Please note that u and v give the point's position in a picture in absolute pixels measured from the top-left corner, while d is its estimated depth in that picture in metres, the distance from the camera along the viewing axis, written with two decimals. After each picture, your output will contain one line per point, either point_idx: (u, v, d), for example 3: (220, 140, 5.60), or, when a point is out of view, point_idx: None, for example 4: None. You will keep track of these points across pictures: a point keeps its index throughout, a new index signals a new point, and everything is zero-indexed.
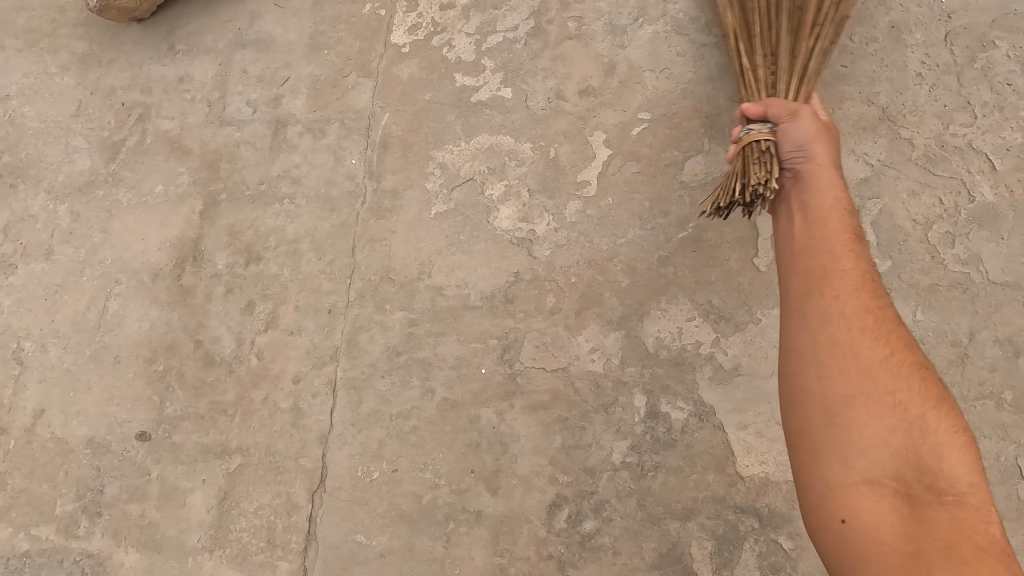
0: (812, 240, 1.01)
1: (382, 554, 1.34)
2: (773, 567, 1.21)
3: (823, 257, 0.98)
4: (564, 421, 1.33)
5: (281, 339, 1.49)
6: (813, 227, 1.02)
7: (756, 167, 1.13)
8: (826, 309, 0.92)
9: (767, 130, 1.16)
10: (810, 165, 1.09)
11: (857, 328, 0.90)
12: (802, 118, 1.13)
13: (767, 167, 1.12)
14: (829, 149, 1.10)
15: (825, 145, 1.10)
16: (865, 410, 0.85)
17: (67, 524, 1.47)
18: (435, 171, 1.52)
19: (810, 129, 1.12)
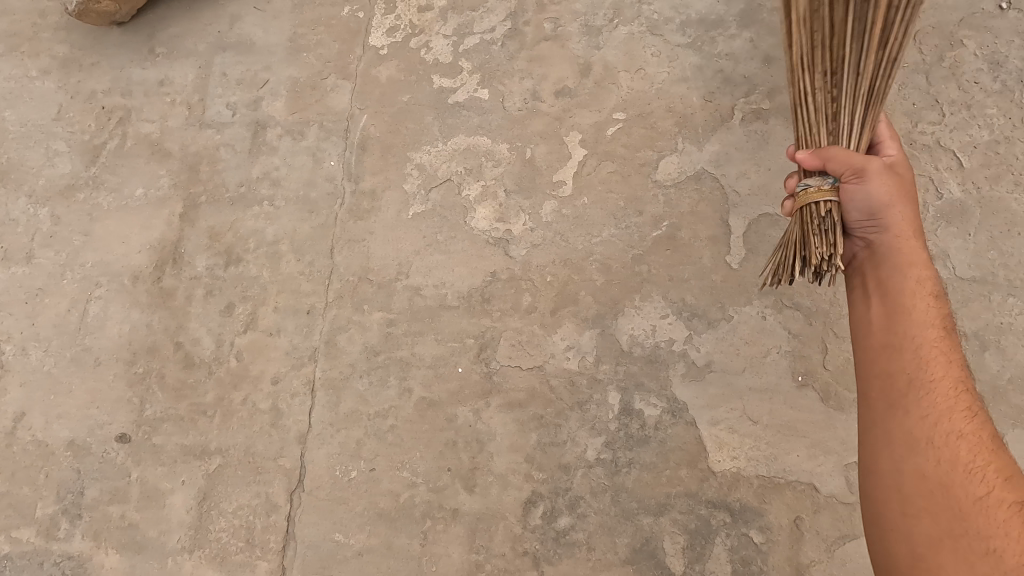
0: (897, 337, 0.89)
1: (360, 553, 1.35)
2: (745, 561, 1.23)
3: (909, 364, 0.87)
4: (540, 419, 1.35)
5: (261, 340, 1.50)
6: (892, 324, 0.91)
7: (817, 239, 1.01)
8: (913, 431, 0.83)
9: (828, 184, 0.99)
10: (886, 237, 0.96)
11: (945, 457, 0.81)
12: (868, 175, 0.95)
13: (829, 237, 1.00)
14: (906, 210, 0.95)
15: (902, 208, 0.95)
16: (955, 556, 0.76)
17: (48, 527, 1.47)
18: (413, 171, 1.53)
19: (882, 186, 0.95)
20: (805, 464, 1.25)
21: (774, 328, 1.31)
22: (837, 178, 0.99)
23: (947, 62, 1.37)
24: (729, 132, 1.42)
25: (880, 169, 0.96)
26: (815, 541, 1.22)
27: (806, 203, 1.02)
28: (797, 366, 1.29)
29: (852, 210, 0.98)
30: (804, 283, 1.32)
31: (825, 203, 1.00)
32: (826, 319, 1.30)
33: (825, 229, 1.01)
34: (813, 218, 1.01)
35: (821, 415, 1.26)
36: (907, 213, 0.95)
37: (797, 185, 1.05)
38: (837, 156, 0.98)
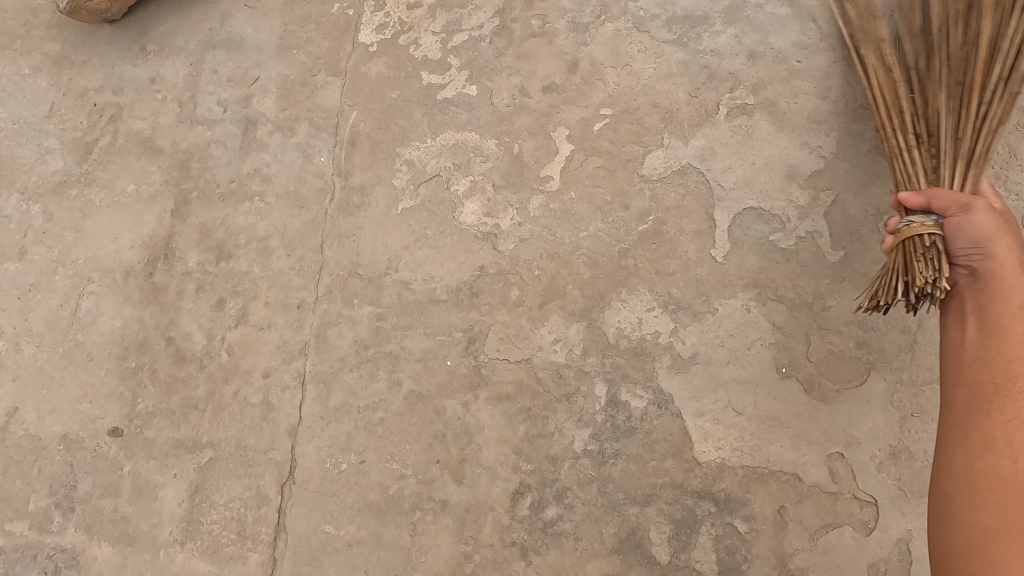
0: (990, 353, 0.98)
1: (351, 544, 1.37)
2: (729, 550, 1.24)
3: (1001, 374, 0.96)
4: (527, 411, 1.36)
5: (252, 335, 1.51)
6: (989, 341, 0.99)
7: (922, 265, 1.08)
8: (995, 435, 0.92)
9: (931, 222, 1.09)
10: (991, 266, 1.04)
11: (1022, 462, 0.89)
12: (974, 210, 1.06)
13: (935, 265, 1.07)
14: (1008, 245, 1.04)
15: (1007, 243, 1.04)
16: (1017, 547, 0.84)
17: (41, 520, 1.49)
18: (402, 167, 1.54)
19: (989, 221, 1.05)
20: (789, 454, 1.26)
21: (758, 320, 1.33)
22: (941, 215, 1.10)
23: None
24: (714, 127, 1.44)
25: (985, 208, 1.06)
26: (798, 530, 1.23)
27: (909, 235, 1.11)
28: (781, 357, 1.30)
29: (954, 243, 1.08)
30: (788, 276, 1.34)
31: (928, 235, 1.09)
32: (809, 311, 1.32)
33: (928, 257, 1.08)
34: (918, 249, 1.09)
35: (805, 406, 1.28)
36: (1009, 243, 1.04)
37: (899, 221, 1.14)
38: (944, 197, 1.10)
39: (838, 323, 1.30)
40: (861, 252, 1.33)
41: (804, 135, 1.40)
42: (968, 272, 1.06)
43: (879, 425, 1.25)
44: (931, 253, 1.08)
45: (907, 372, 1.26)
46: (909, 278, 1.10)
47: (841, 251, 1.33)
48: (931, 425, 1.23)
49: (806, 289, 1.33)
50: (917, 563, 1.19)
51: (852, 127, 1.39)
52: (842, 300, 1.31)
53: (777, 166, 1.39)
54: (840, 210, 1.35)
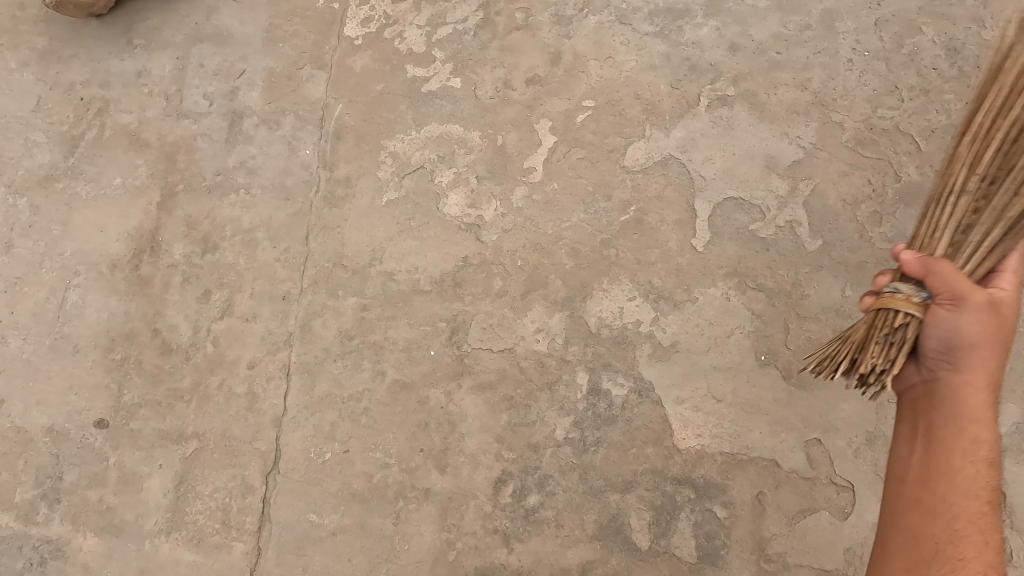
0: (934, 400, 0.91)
1: (335, 533, 1.38)
2: (709, 536, 1.26)
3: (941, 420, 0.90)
4: (510, 400, 1.37)
5: (237, 326, 1.52)
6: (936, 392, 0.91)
7: (875, 351, 0.95)
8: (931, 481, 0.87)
9: (919, 298, 0.91)
10: (955, 378, 0.90)
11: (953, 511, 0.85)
12: (964, 308, 0.87)
13: (889, 355, 0.94)
14: (987, 356, 0.88)
15: (984, 354, 0.88)
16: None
17: (27, 511, 1.49)
18: (387, 159, 1.55)
19: (976, 324, 0.88)
20: (767, 440, 1.28)
21: (738, 309, 1.34)
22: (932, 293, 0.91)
23: (906, 49, 1.41)
24: (695, 119, 1.45)
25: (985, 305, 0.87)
26: (777, 516, 1.24)
27: (885, 306, 0.94)
28: (760, 345, 1.32)
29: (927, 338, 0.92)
30: (768, 265, 1.35)
31: (905, 317, 0.92)
32: (788, 299, 1.33)
33: (889, 339, 0.94)
34: (884, 327, 0.94)
35: (784, 393, 1.29)
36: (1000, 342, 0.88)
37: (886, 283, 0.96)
38: (947, 271, 0.89)
39: (817, 311, 1.32)
40: (839, 241, 1.34)
41: (783, 126, 1.41)
42: (928, 376, 0.93)
43: (856, 411, 1.26)
44: (890, 334, 0.94)
45: None
46: (862, 356, 0.97)
47: (820, 240, 1.35)
48: None
49: (785, 277, 1.34)
50: None
51: (831, 118, 1.40)
52: (820, 288, 1.32)
53: (758, 157, 1.41)
54: (819, 199, 1.36)
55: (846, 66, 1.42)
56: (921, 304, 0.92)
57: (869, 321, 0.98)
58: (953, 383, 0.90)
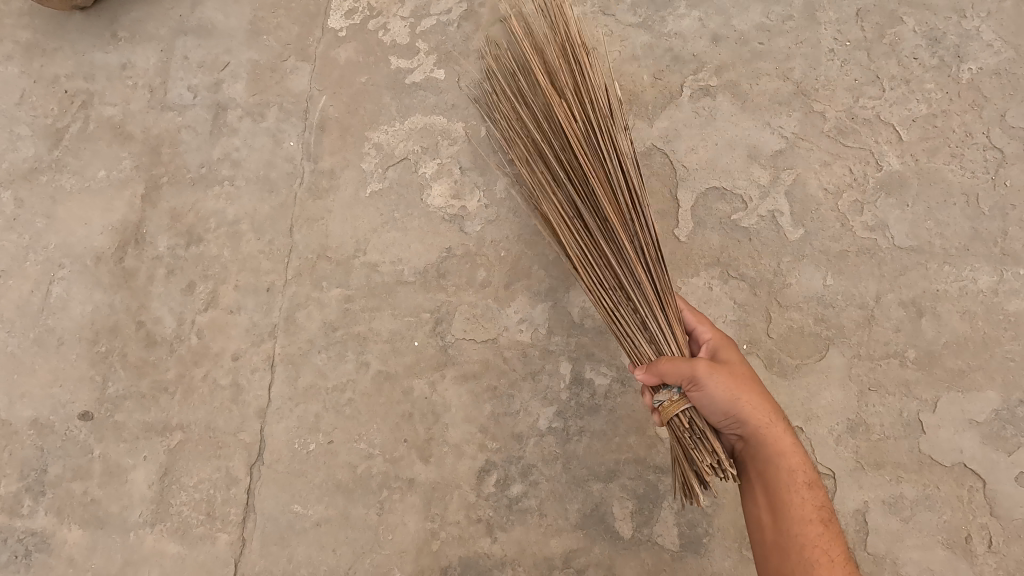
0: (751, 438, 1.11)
1: (319, 523, 1.38)
2: (691, 524, 1.26)
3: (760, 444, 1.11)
4: (493, 390, 1.38)
5: (222, 318, 1.52)
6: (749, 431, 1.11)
7: (699, 453, 1.13)
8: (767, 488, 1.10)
9: (675, 394, 1.13)
10: (748, 431, 1.11)
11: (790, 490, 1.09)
12: (703, 385, 1.09)
13: (709, 448, 1.13)
14: (751, 401, 1.11)
15: (748, 401, 1.10)
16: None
17: (12, 504, 1.49)
18: (370, 151, 1.55)
19: (722, 391, 1.09)
20: None
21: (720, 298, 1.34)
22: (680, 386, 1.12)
23: (887, 39, 1.41)
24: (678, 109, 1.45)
25: (711, 371, 1.09)
26: None
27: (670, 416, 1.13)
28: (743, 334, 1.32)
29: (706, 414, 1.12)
30: (750, 254, 1.35)
31: (682, 411, 1.14)
32: (770, 288, 1.33)
33: (699, 437, 1.14)
34: (685, 435, 1.14)
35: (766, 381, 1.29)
36: (747, 389, 1.11)
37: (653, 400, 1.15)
38: (672, 365, 1.11)
39: (798, 300, 1.32)
40: (820, 230, 1.34)
41: (766, 116, 1.41)
42: (737, 438, 1.15)
43: (837, 398, 1.27)
44: (697, 433, 1.14)
45: (865, 347, 1.28)
46: (694, 464, 1.15)
47: (802, 229, 1.35)
48: (887, 398, 1.26)
49: (766, 267, 1.34)
50: (874, 534, 1.21)
51: (812, 108, 1.40)
52: (802, 277, 1.33)
53: (740, 147, 1.41)
54: (801, 189, 1.37)
55: (828, 56, 1.42)
56: (682, 399, 1.13)
57: (674, 434, 1.17)
58: (754, 437, 1.12)
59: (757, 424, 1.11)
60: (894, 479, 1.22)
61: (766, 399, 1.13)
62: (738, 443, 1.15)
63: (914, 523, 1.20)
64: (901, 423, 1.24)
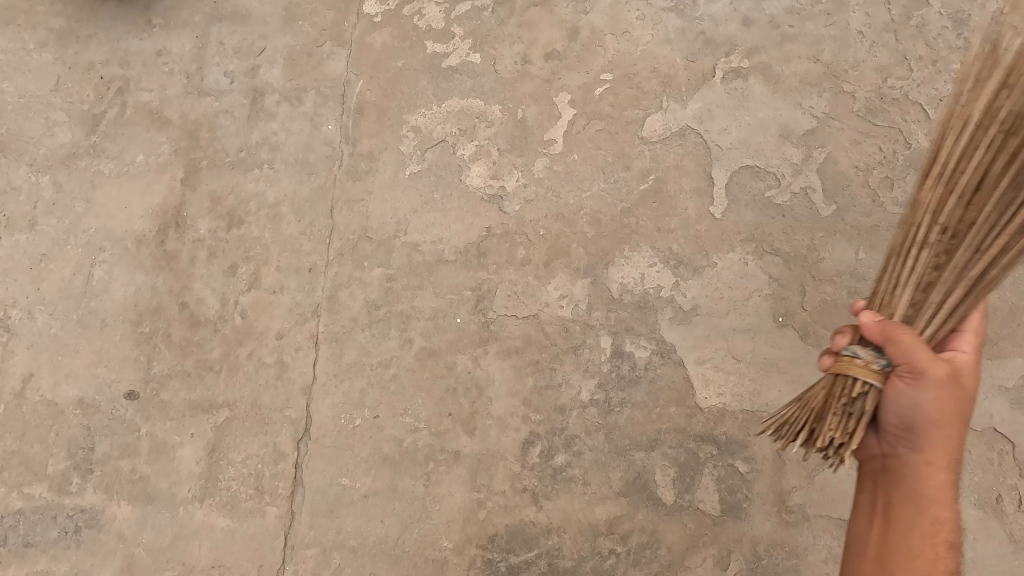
0: (924, 439, 0.95)
1: (366, 495, 1.41)
2: (731, 490, 1.31)
3: (937, 442, 0.94)
4: (536, 364, 1.42)
5: (264, 298, 1.55)
6: (918, 436, 0.95)
7: (833, 421, 1.00)
8: (915, 482, 0.97)
9: (877, 364, 0.95)
10: (914, 453, 0.96)
11: (933, 494, 0.95)
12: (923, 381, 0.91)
13: (848, 422, 0.98)
14: (945, 433, 0.94)
15: (947, 432, 0.94)
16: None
17: (60, 482, 1.52)
18: (408, 134, 1.59)
19: (936, 405, 0.91)
20: (786, 397, 1.33)
21: (756, 273, 1.39)
22: (890, 361, 0.94)
23: (914, 21, 1.46)
24: (711, 90, 1.49)
25: (944, 385, 0.91)
26: (797, 469, 1.30)
27: (847, 370, 0.97)
28: (778, 307, 1.37)
29: (888, 410, 0.96)
30: (784, 230, 1.40)
31: (863, 381, 0.96)
32: (804, 263, 1.38)
33: (848, 410, 0.99)
34: (842, 396, 0.98)
35: (801, 352, 1.34)
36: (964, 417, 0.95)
37: (844, 345, 1.00)
38: (908, 343, 0.92)
39: (831, 274, 1.37)
40: (852, 206, 1.39)
41: (797, 97, 1.45)
42: (890, 448, 0.99)
43: None
44: (848, 404, 0.98)
45: None
46: (820, 428, 1.02)
47: (834, 206, 1.39)
48: None
49: (800, 242, 1.39)
50: None
51: (842, 88, 1.44)
52: (835, 251, 1.37)
53: (772, 127, 1.45)
54: (832, 166, 1.41)
55: (857, 39, 1.47)
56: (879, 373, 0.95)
57: (828, 390, 1.02)
58: (913, 454, 0.97)
59: (937, 425, 0.93)
60: None
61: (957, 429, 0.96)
62: (887, 451, 1.00)
63: None
64: None
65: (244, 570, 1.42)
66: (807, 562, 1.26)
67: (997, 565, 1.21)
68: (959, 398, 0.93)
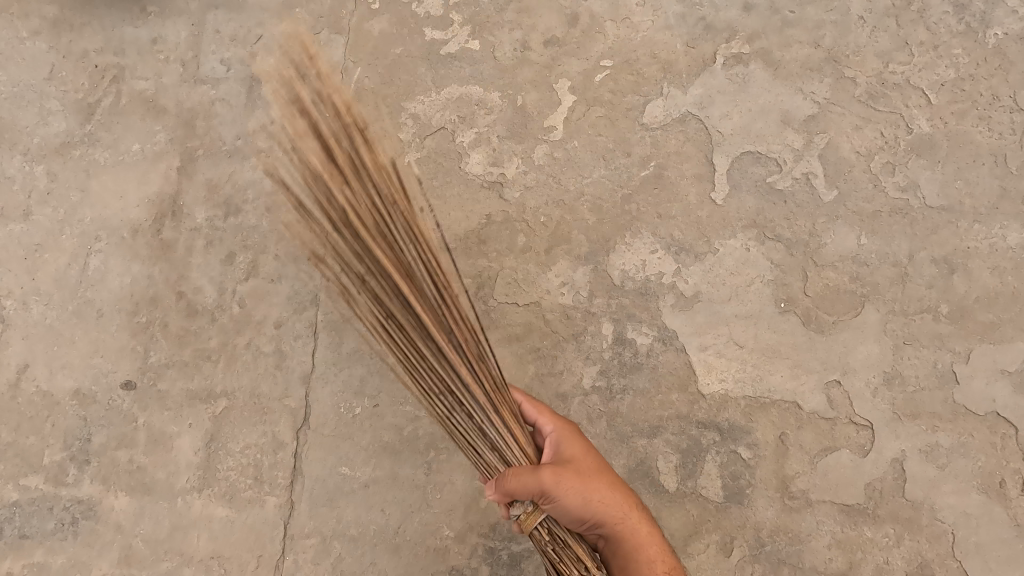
0: (590, 512, 1.11)
1: (367, 484, 1.40)
2: (734, 476, 1.30)
3: (600, 507, 1.13)
4: (537, 351, 1.41)
5: (263, 287, 1.54)
6: (589, 508, 1.12)
7: (569, 561, 1.12)
8: (623, 544, 1.14)
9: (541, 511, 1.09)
10: (609, 529, 1.14)
11: (639, 538, 1.15)
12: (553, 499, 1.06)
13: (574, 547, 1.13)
14: (603, 498, 1.13)
15: (601, 500, 1.13)
16: None
17: (56, 473, 1.50)
18: (407, 121, 1.57)
19: (574, 498, 1.10)
20: (789, 383, 1.32)
21: (757, 259, 1.38)
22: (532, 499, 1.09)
23: (916, 6, 1.45)
24: (712, 76, 1.48)
25: (557, 478, 1.07)
26: (800, 455, 1.29)
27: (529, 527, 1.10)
28: (780, 293, 1.36)
29: (561, 519, 1.10)
30: (786, 216, 1.39)
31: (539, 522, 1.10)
32: (806, 249, 1.37)
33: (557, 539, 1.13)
34: (544, 540, 1.12)
35: (803, 338, 1.34)
36: (595, 476, 1.14)
37: (509, 514, 1.11)
38: (519, 482, 1.04)
39: (833, 259, 1.36)
40: (854, 191, 1.38)
41: (797, 82, 1.45)
42: (597, 536, 1.17)
43: (873, 352, 1.31)
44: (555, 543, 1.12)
45: (899, 303, 1.32)
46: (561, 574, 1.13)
47: (835, 191, 1.39)
48: (922, 352, 1.30)
49: (802, 228, 1.38)
50: (911, 481, 1.25)
51: (844, 73, 1.44)
52: (836, 237, 1.37)
53: (773, 113, 1.44)
54: (834, 151, 1.41)
55: (858, 24, 1.46)
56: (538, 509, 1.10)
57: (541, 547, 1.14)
58: (612, 530, 1.15)
59: (608, 514, 1.13)
60: (930, 428, 1.27)
61: (619, 489, 1.17)
62: (600, 540, 1.17)
63: (950, 470, 1.25)
64: (935, 374, 1.29)
65: (244, 561, 1.41)
66: (811, 547, 1.26)
67: (999, 549, 1.21)
68: (591, 472, 1.15)
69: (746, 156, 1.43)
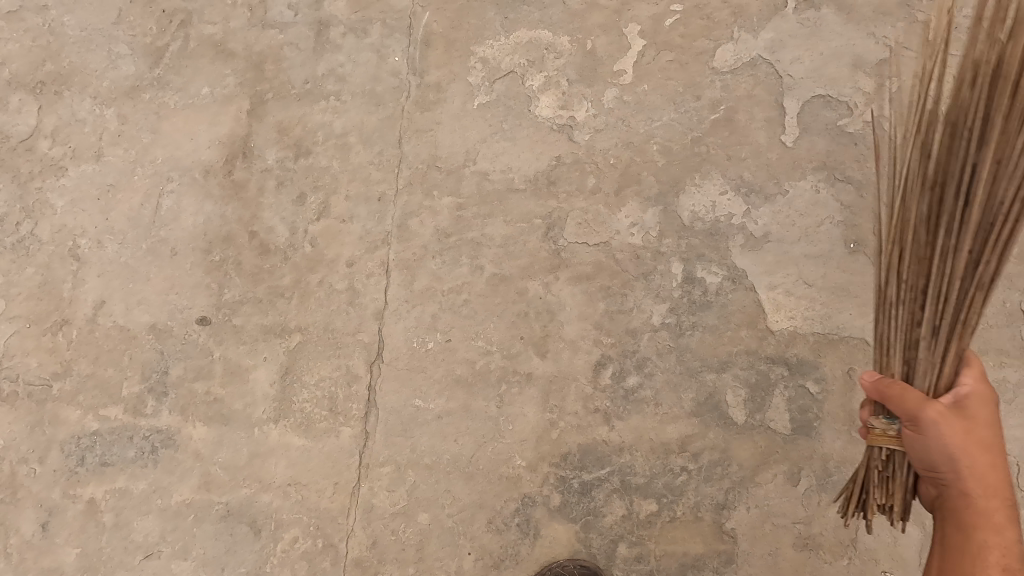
0: (959, 429, 0.93)
1: (441, 416, 1.45)
2: (802, 409, 1.35)
3: (964, 441, 0.93)
4: (607, 289, 1.44)
5: (335, 227, 1.57)
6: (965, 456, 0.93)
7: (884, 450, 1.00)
8: (947, 446, 0.93)
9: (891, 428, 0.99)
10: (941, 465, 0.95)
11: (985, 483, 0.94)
12: (925, 426, 0.93)
13: (886, 483, 1.03)
14: (977, 463, 0.94)
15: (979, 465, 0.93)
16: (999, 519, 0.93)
17: (135, 404, 1.55)
18: (476, 65, 1.59)
19: (962, 446, 0.93)
20: (857, 320, 1.36)
21: (827, 201, 1.41)
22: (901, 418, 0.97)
23: None
24: (783, 20, 1.49)
25: (948, 418, 0.93)
26: None
27: (872, 440, 1.01)
28: (850, 234, 1.39)
29: (915, 449, 0.96)
30: (856, 158, 1.41)
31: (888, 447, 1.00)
32: (876, 190, 1.40)
33: (887, 477, 1.03)
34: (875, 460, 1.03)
35: (872, 277, 1.37)
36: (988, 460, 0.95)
37: (869, 412, 1.02)
38: (900, 389, 0.96)
39: None
40: None
41: (869, 26, 1.46)
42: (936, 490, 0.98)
43: None
44: (886, 471, 1.03)
45: None
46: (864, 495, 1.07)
47: None
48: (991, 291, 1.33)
49: (872, 169, 1.41)
50: None
51: (917, 18, 1.44)
52: None
53: (845, 57, 1.46)
54: (905, 95, 1.42)
55: None
56: (896, 436, 0.98)
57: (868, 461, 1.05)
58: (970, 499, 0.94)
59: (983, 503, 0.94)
60: (996, 364, 1.31)
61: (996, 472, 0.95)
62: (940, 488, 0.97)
63: (1015, 404, 1.29)
64: (1005, 312, 1.32)
65: (321, 487, 1.46)
66: None
67: None
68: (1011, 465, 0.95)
69: (818, 99, 1.45)
